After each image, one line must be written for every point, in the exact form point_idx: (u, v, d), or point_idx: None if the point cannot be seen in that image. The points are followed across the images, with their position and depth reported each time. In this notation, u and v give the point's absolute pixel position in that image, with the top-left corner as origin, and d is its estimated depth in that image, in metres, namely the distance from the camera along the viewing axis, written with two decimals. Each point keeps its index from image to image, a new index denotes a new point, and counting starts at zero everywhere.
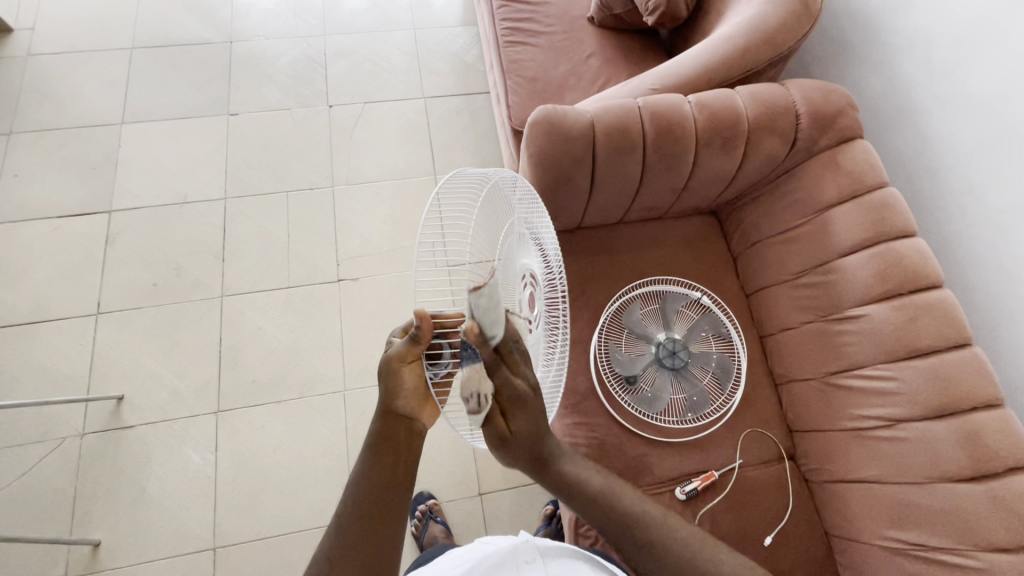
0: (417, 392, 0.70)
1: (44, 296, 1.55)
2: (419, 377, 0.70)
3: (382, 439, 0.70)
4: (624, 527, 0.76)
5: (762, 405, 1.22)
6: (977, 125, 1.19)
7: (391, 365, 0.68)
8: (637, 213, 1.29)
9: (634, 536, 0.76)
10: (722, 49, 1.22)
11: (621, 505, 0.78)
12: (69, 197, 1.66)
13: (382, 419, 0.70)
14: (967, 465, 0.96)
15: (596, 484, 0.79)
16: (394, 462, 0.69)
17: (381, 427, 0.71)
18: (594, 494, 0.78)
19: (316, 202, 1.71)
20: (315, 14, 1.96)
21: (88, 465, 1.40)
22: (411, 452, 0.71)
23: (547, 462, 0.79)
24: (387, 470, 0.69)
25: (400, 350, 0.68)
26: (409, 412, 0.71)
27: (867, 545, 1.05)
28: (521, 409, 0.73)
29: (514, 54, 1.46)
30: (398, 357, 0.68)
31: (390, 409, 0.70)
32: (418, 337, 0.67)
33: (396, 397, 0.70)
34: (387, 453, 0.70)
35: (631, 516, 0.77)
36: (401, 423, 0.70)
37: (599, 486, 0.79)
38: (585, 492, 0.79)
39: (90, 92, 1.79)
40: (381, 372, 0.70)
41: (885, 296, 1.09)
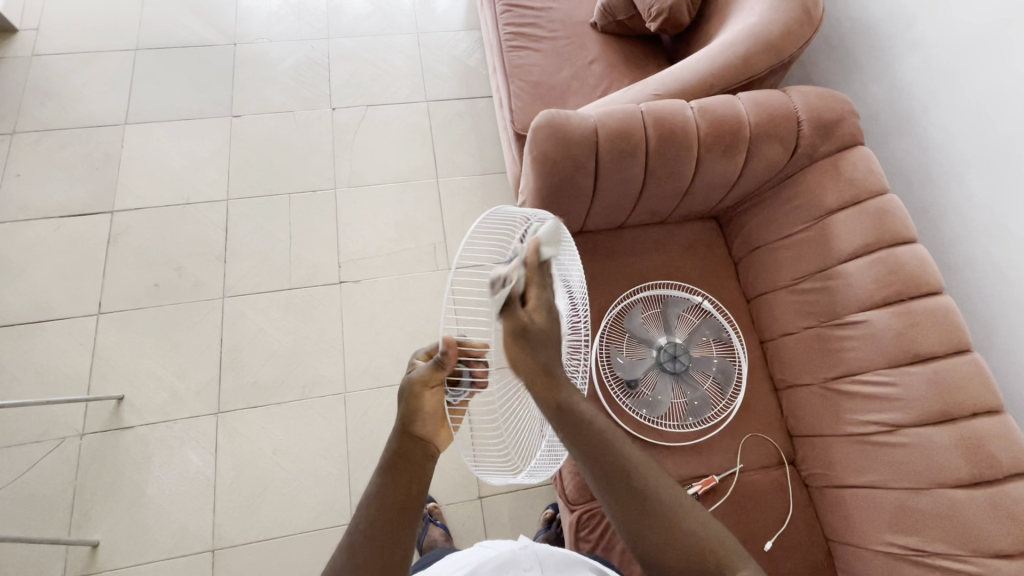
0: (434, 415, 0.73)
1: (44, 295, 1.55)
2: (438, 402, 0.73)
3: (396, 459, 0.73)
4: (615, 470, 0.71)
5: (762, 410, 1.22)
6: (977, 133, 1.20)
7: (413, 389, 0.71)
8: (639, 218, 1.30)
9: (622, 481, 0.71)
10: (725, 55, 1.23)
11: (620, 452, 0.72)
12: (72, 197, 1.66)
13: (398, 439, 0.74)
14: (967, 470, 0.97)
15: (596, 421, 0.72)
16: (409, 480, 0.72)
17: (396, 449, 0.74)
18: (596, 432, 0.72)
19: (319, 204, 1.72)
20: (319, 17, 1.97)
21: (88, 465, 1.40)
22: (425, 472, 0.74)
23: (552, 386, 0.71)
24: (401, 488, 0.72)
25: (424, 374, 0.70)
26: (425, 434, 0.74)
27: (867, 551, 1.05)
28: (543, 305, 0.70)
29: (518, 59, 1.47)
30: (422, 381, 0.71)
31: (408, 431, 0.74)
32: (442, 363, 0.68)
33: (415, 419, 0.73)
34: (402, 472, 0.72)
35: (626, 463, 0.71)
36: (417, 445, 0.74)
37: (603, 424, 0.73)
38: (587, 428, 0.71)
39: (94, 92, 1.79)
40: (403, 395, 0.72)
41: (886, 302, 1.09)
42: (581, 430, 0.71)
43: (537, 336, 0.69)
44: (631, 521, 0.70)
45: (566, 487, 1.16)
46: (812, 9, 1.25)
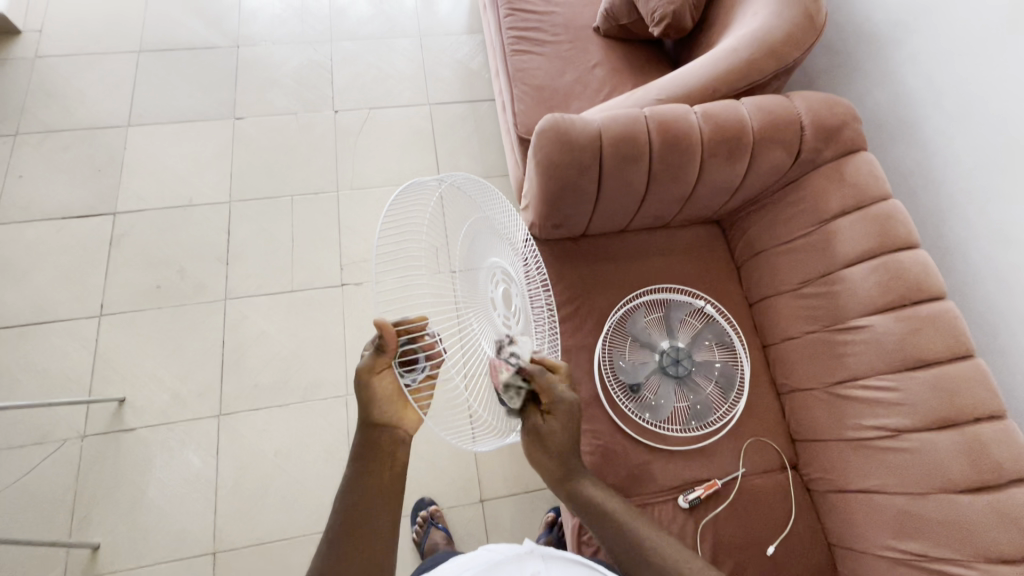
0: (391, 398, 0.73)
1: (47, 297, 1.55)
2: (393, 384, 0.73)
3: (365, 450, 0.75)
4: (626, 541, 0.85)
5: (764, 414, 1.22)
6: (980, 138, 1.20)
7: (361, 378, 0.71)
8: (641, 222, 1.30)
9: (634, 548, 0.84)
10: (728, 60, 1.23)
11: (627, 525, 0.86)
12: (74, 199, 1.66)
13: (365, 429, 0.75)
14: (971, 476, 0.97)
15: (607, 504, 0.89)
16: (379, 470, 0.74)
17: (364, 439, 0.75)
18: (612, 517, 0.87)
19: (321, 207, 1.72)
20: (322, 20, 1.98)
21: (89, 467, 1.40)
22: (395, 459, 0.75)
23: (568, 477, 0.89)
24: (372, 478, 0.74)
25: (368, 361, 0.70)
26: (389, 420, 0.75)
27: (870, 556, 1.05)
28: (559, 412, 0.83)
29: (520, 63, 1.48)
30: (367, 369, 0.70)
31: (371, 417, 0.74)
32: (383, 347, 0.68)
33: (375, 407, 0.73)
34: (370, 462, 0.74)
35: (633, 534, 0.85)
36: (382, 431, 0.75)
37: (609, 506, 0.89)
38: (603, 514, 0.88)
39: (96, 95, 1.79)
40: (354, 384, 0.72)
41: (889, 307, 1.09)
42: (593, 512, 0.88)
43: (548, 437, 0.84)
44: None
45: None
46: (815, 15, 1.25)
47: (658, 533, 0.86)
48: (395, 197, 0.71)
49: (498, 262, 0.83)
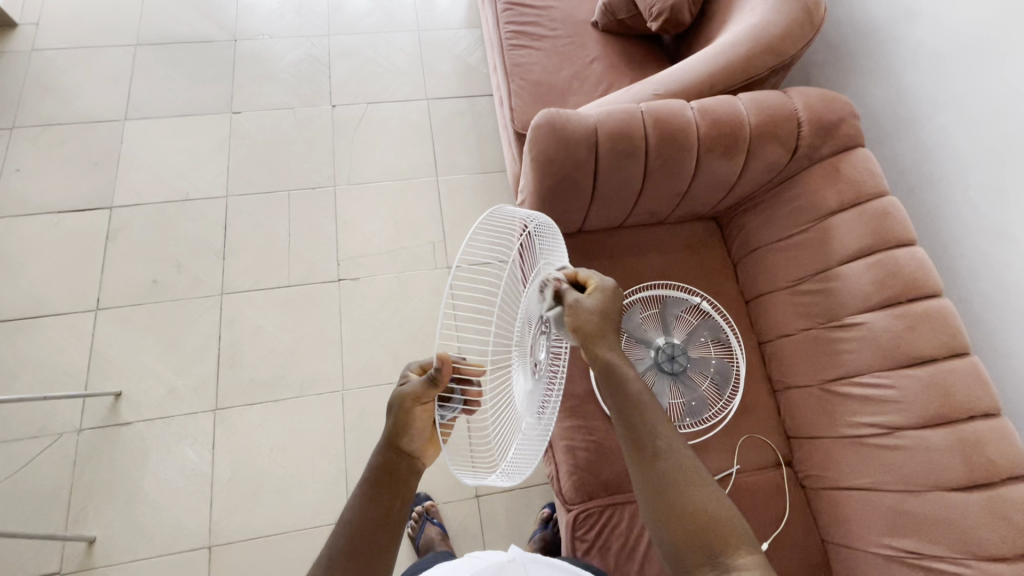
0: (422, 431, 0.74)
1: (43, 290, 1.55)
2: (427, 418, 0.73)
3: (380, 474, 0.73)
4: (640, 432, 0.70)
5: (760, 412, 1.22)
6: (979, 135, 1.20)
7: (404, 405, 0.71)
8: (638, 218, 1.30)
9: (646, 444, 0.69)
10: (726, 55, 1.23)
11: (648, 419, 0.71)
12: (71, 192, 1.66)
13: (386, 452, 0.73)
14: (964, 474, 0.96)
15: (635, 386, 0.73)
16: (391, 495, 0.72)
17: (383, 461, 0.73)
18: (627, 390, 0.72)
19: (318, 202, 1.71)
20: (320, 14, 1.97)
21: (85, 461, 1.40)
22: (410, 489, 0.73)
23: (600, 340, 0.73)
24: (384, 503, 0.71)
25: (415, 390, 0.71)
26: (413, 450, 0.74)
27: (863, 553, 1.05)
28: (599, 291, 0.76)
29: (518, 57, 1.47)
30: (412, 397, 0.71)
31: (394, 441, 0.73)
32: (436, 379, 0.69)
33: (403, 434, 0.73)
34: (384, 487, 0.72)
35: (652, 429, 0.70)
36: (402, 457, 0.73)
37: (636, 390, 0.73)
38: (619, 380, 0.73)
39: (94, 87, 1.79)
40: (392, 409, 0.72)
41: (885, 304, 1.09)
42: (618, 388, 0.73)
43: (587, 314, 0.73)
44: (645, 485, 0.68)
45: (562, 486, 1.15)
46: (814, 10, 1.25)
47: (672, 433, 0.70)
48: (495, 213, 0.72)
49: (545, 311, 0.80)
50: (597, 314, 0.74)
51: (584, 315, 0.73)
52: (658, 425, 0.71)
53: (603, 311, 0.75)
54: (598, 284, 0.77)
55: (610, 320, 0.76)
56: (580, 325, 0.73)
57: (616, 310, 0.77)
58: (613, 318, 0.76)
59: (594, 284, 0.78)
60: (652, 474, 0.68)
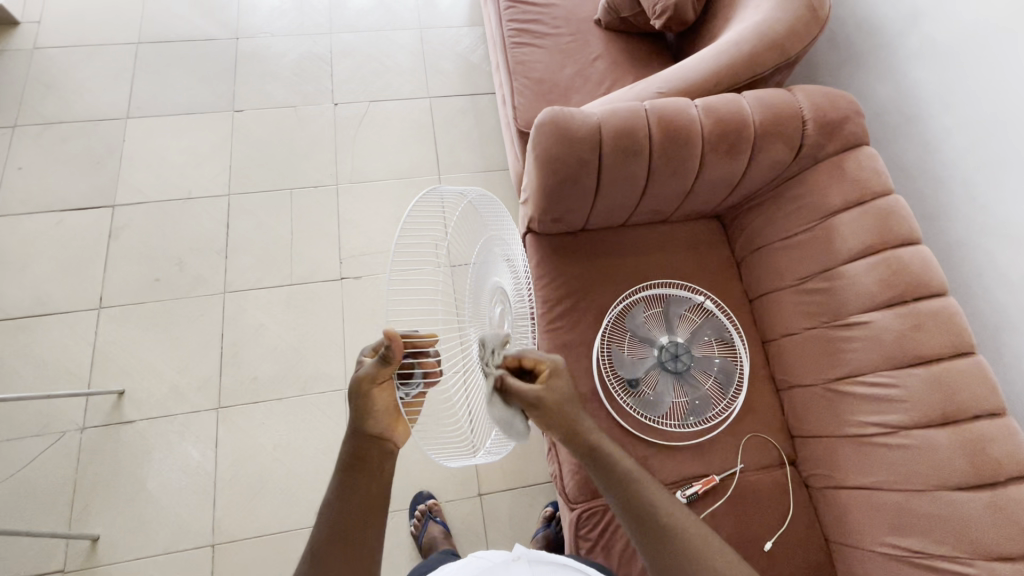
0: (386, 411, 0.70)
1: (47, 289, 1.55)
2: (390, 397, 0.69)
3: (352, 461, 0.71)
4: (642, 512, 0.73)
5: (763, 411, 1.22)
6: (984, 134, 1.19)
7: (361, 387, 0.67)
8: (642, 216, 1.29)
9: (652, 523, 0.72)
10: (730, 53, 1.22)
11: (641, 490, 0.74)
12: (73, 191, 1.66)
13: (353, 439, 0.71)
14: (968, 473, 0.96)
15: (624, 465, 0.76)
16: (367, 484, 0.71)
17: (352, 450, 0.71)
18: (619, 473, 0.75)
19: (320, 200, 1.71)
20: (322, 12, 1.96)
21: (88, 459, 1.40)
22: (385, 471, 0.72)
23: (576, 424, 0.76)
24: (360, 490, 0.71)
25: (369, 371, 0.65)
26: (380, 432, 0.71)
27: (867, 552, 1.05)
28: (554, 377, 0.76)
29: (521, 56, 1.46)
30: (367, 378, 0.66)
31: (361, 428, 0.70)
32: (388, 357, 0.60)
33: (368, 417, 0.70)
34: (359, 475, 0.71)
35: (648, 501, 0.73)
36: (372, 443, 0.71)
37: (622, 463, 0.76)
38: (609, 468, 0.76)
39: (95, 86, 1.79)
40: (352, 392, 0.68)
41: (889, 304, 1.09)
42: (605, 465, 0.76)
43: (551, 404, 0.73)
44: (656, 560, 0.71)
45: (566, 485, 1.16)
46: (818, 8, 1.24)
47: (673, 503, 0.74)
48: (423, 197, 0.67)
49: (498, 282, 0.80)
50: (556, 405, 0.74)
51: (547, 412, 0.73)
52: (651, 496, 0.74)
53: (563, 398, 0.75)
54: (551, 370, 0.76)
55: (568, 405, 0.76)
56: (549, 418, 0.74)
57: (572, 390, 0.77)
58: (572, 401, 0.76)
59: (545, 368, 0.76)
60: (660, 549, 0.71)
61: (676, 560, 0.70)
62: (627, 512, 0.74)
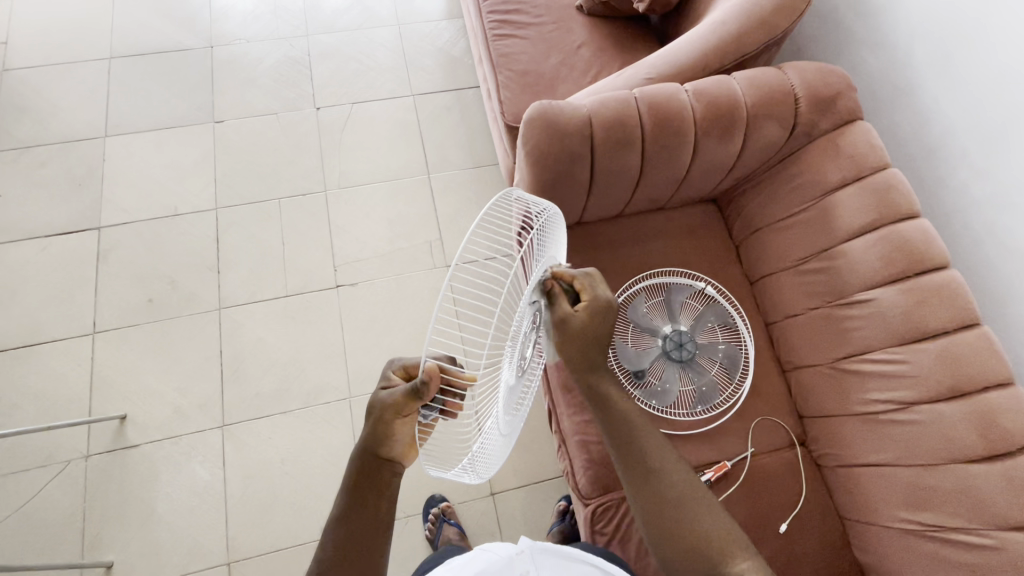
0: (402, 439, 0.71)
1: (38, 318, 1.52)
2: (410, 428, 0.70)
3: (363, 479, 0.72)
4: (636, 455, 0.75)
5: (771, 393, 1.22)
6: (978, 101, 1.18)
7: (384, 414, 0.68)
8: (637, 206, 1.28)
9: (641, 465, 0.74)
10: (716, 34, 1.20)
11: (640, 441, 0.76)
12: (55, 215, 1.62)
13: (365, 457, 0.72)
14: (980, 445, 0.96)
15: (623, 407, 0.78)
16: (376, 501, 0.72)
17: (363, 467, 0.73)
18: (619, 413, 0.78)
19: (309, 208, 1.69)
20: (297, 14, 1.92)
21: (95, 487, 1.39)
22: (395, 491, 0.73)
23: (592, 369, 0.79)
24: (368, 506, 0.71)
25: (396, 401, 0.67)
26: (393, 455, 0.72)
27: (883, 528, 1.06)
28: (592, 312, 0.75)
29: (503, 48, 1.43)
30: (392, 408, 0.68)
31: (373, 447, 0.72)
32: (420, 393, 0.63)
33: (381, 442, 0.71)
34: (369, 491, 0.72)
35: (644, 451, 0.75)
36: (383, 463, 0.73)
37: (626, 411, 0.78)
38: (610, 406, 0.78)
39: (70, 105, 1.74)
40: (372, 417, 0.69)
41: (893, 279, 1.08)
42: (607, 411, 0.78)
43: (574, 328, 0.74)
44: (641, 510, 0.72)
45: (578, 481, 1.15)
46: None
47: (664, 450, 0.76)
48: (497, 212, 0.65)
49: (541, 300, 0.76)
50: (581, 334, 0.75)
51: (566, 336, 0.75)
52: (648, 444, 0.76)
53: (588, 331, 0.75)
54: (590, 298, 0.75)
55: (594, 341, 0.77)
56: (569, 344, 0.76)
57: (603, 325, 0.77)
58: (597, 339, 0.77)
59: (587, 299, 0.75)
60: (644, 497, 0.73)
61: (651, 488, 0.72)
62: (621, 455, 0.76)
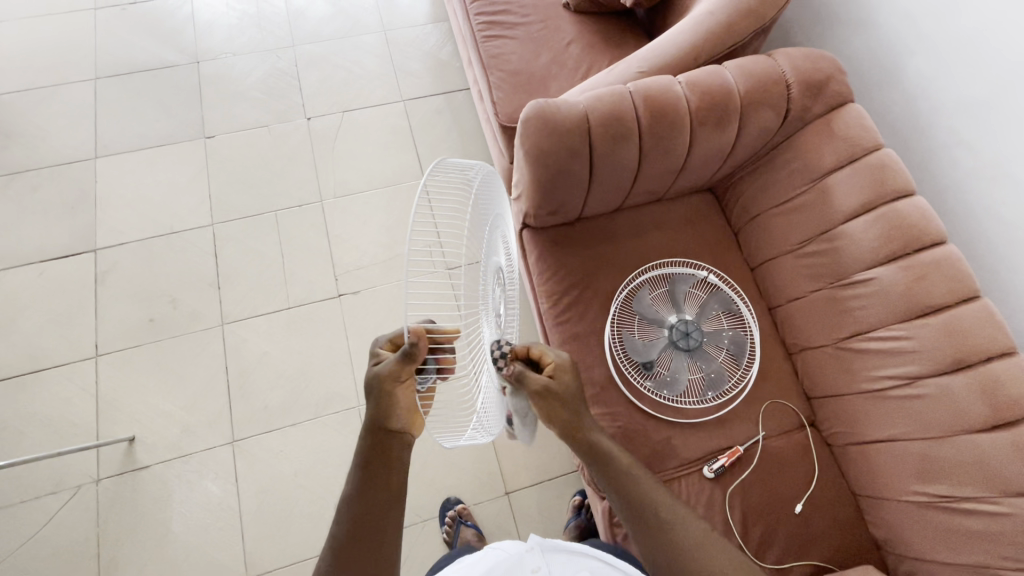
0: (405, 408, 0.68)
1: (39, 344, 1.51)
2: (412, 396, 0.67)
3: (372, 456, 0.71)
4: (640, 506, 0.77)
5: (779, 376, 1.23)
6: (963, 78, 1.20)
7: (383, 385, 0.65)
8: (636, 198, 1.29)
9: (647, 517, 0.76)
10: (705, 25, 1.21)
11: (647, 491, 0.78)
12: (50, 240, 1.61)
13: (372, 435, 0.70)
14: (988, 415, 0.98)
15: (619, 459, 0.80)
16: (385, 476, 0.71)
17: (371, 444, 0.71)
18: (617, 468, 0.80)
19: (307, 218, 1.68)
20: (281, 25, 1.91)
21: (108, 510, 1.38)
22: (404, 462, 0.72)
23: (579, 426, 0.80)
24: (381, 485, 0.71)
25: (391, 370, 0.64)
26: (400, 427, 0.70)
27: (896, 503, 1.08)
28: (567, 373, 0.79)
29: (493, 49, 1.44)
30: (389, 378, 0.64)
31: (380, 423, 0.69)
32: (412, 355, 0.61)
33: (387, 414, 0.68)
34: (379, 467, 0.71)
35: (653, 501, 0.77)
36: (391, 436, 0.71)
37: (624, 464, 0.80)
38: (608, 462, 0.80)
39: (58, 128, 1.73)
40: (370, 391, 0.66)
41: (892, 257, 1.10)
42: (607, 467, 0.80)
43: (556, 392, 0.77)
44: (657, 562, 0.74)
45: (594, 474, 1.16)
46: None
47: (666, 497, 0.78)
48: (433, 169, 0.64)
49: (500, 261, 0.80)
50: (562, 397, 0.77)
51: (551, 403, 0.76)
52: (651, 493, 0.78)
53: (567, 392, 0.78)
54: (555, 361, 0.80)
55: (575, 403, 0.79)
56: (555, 407, 0.77)
57: (577, 385, 0.80)
58: (576, 399, 0.79)
59: (551, 363, 0.79)
60: (660, 551, 0.74)
61: (659, 537, 0.74)
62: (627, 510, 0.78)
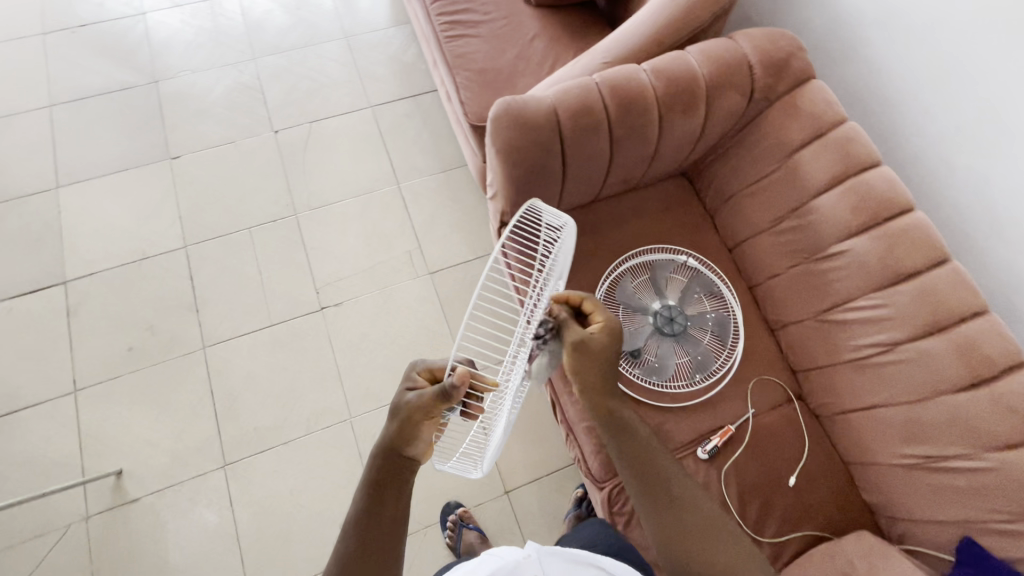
0: (425, 440, 0.73)
1: (14, 384, 1.46)
2: (434, 430, 0.72)
3: (383, 478, 0.72)
4: (655, 480, 0.77)
5: (765, 353, 1.25)
6: (918, 47, 1.22)
7: (414, 416, 0.70)
8: (611, 188, 1.29)
9: (662, 490, 0.77)
10: (666, 12, 1.22)
11: (661, 465, 0.79)
12: (16, 275, 1.56)
13: (386, 457, 0.72)
14: (965, 374, 1.01)
15: (642, 432, 0.81)
16: (393, 499, 0.72)
17: (384, 466, 0.72)
18: (641, 440, 0.81)
19: (282, 233, 1.66)
20: (240, 38, 1.88)
21: (101, 546, 1.35)
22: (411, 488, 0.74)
23: (604, 393, 0.83)
24: (388, 506, 0.71)
25: (424, 403, 0.69)
26: (414, 454, 0.73)
27: (885, 467, 1.10)
28: (608, 336, 0.82)
29: (458, 49, 1.43)
30: (421, 410, 0.70)
31: (396, 448, 0.72)
32: (450, 394, 0.67)
33: (406, 441, 0.72)
34: (389, 490, 0.72)
35: (666, 476, 0.78)
36: (404, 461, 0.73)
37: (644, 438, 0.81)
38: (632, 432, 0.81)
39: (15, 159, 1.68)
40: (398, 418, 0.71)
41: (863, 228, 1.12)
42: (629, 438, 0.81)
43: (593, 348, 0.80)
44: (664, 535, 0.74)
45: (590, 466, 1.17)
46: None
47: (682, 474, 0.79)
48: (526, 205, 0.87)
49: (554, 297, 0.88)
50: (597, 355, 0.81)
51: (584, 357, 0.80)
52: (669, 468, 0.79)
53: (602, 352, 0.81)
54: (602, 318, 0.83)
55: (608, 364, 0.82)
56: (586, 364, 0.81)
57: (617, 350, 0.83)
58: (610, 363, 0.83)
59: (599, 322, 0.83)
60: (669, 522, 0.75)
61: (672, 509, 0.75)
62: (641, 480, 0.78)
